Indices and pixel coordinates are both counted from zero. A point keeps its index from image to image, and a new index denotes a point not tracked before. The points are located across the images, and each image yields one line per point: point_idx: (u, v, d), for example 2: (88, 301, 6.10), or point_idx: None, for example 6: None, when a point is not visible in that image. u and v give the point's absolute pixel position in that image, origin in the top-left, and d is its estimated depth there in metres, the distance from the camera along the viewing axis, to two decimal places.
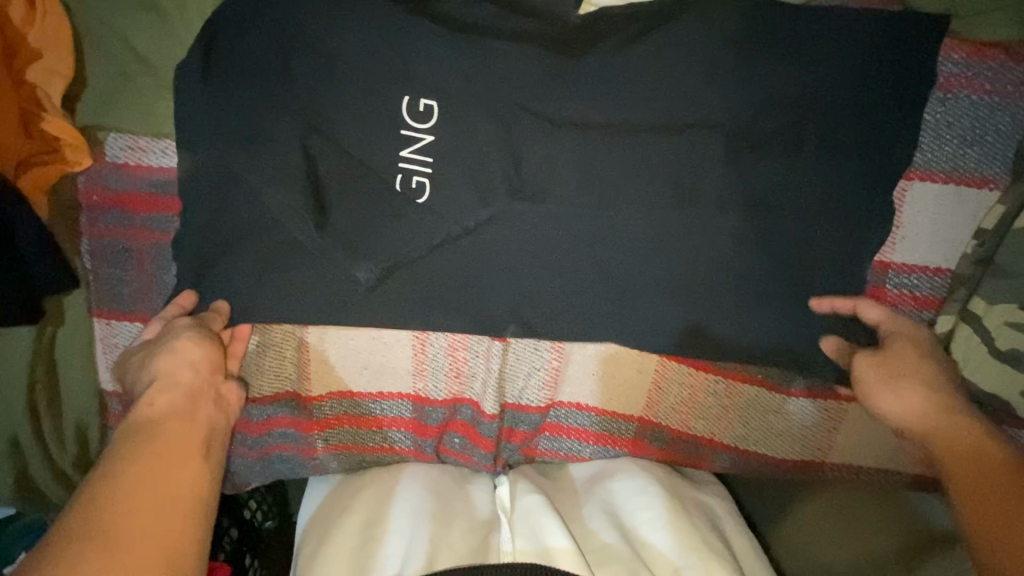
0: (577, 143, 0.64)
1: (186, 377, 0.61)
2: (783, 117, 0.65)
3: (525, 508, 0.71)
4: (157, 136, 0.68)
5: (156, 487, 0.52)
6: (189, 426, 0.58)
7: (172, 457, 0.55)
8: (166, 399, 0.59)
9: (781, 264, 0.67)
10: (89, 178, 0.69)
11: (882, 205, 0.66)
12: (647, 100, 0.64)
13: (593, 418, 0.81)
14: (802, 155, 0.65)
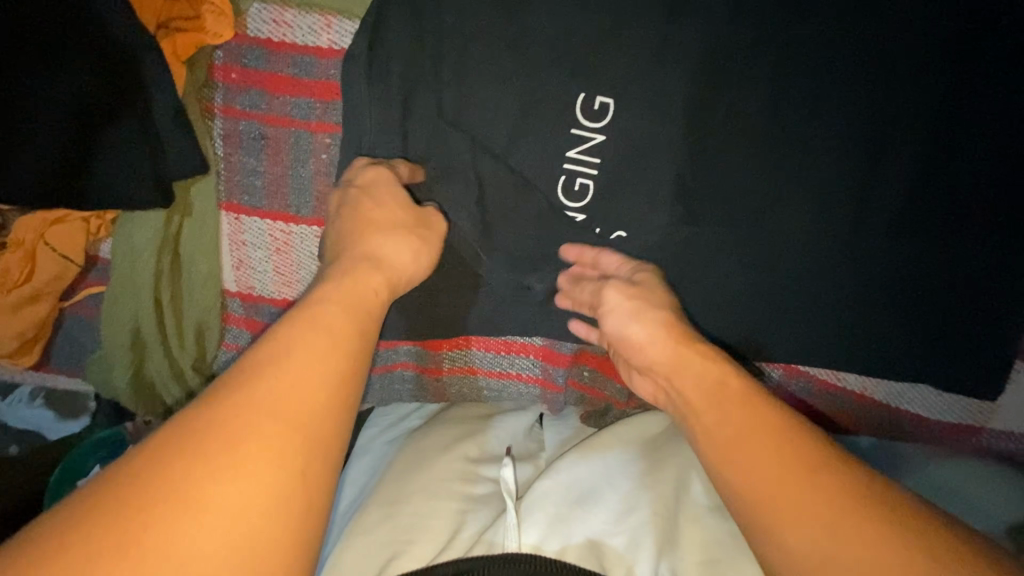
0: (761, 75, 0.63)
1: (400, 259, 0.57)
2: (981, 69, 0.61)
3: (539, 495, 0.61)
4: (306, 9, 0.61)
5: (323, 346, 0.42)
6: (383, 299, 0.52)
7: (348, 322, 0.45)
8: (380, 274, 0.53)
9: (965, 197, 0.64)
10: (227, 53, 0.62)
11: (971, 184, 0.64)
12: (837, 33, 0.61)
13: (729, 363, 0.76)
14: (987, 112, 0.62)
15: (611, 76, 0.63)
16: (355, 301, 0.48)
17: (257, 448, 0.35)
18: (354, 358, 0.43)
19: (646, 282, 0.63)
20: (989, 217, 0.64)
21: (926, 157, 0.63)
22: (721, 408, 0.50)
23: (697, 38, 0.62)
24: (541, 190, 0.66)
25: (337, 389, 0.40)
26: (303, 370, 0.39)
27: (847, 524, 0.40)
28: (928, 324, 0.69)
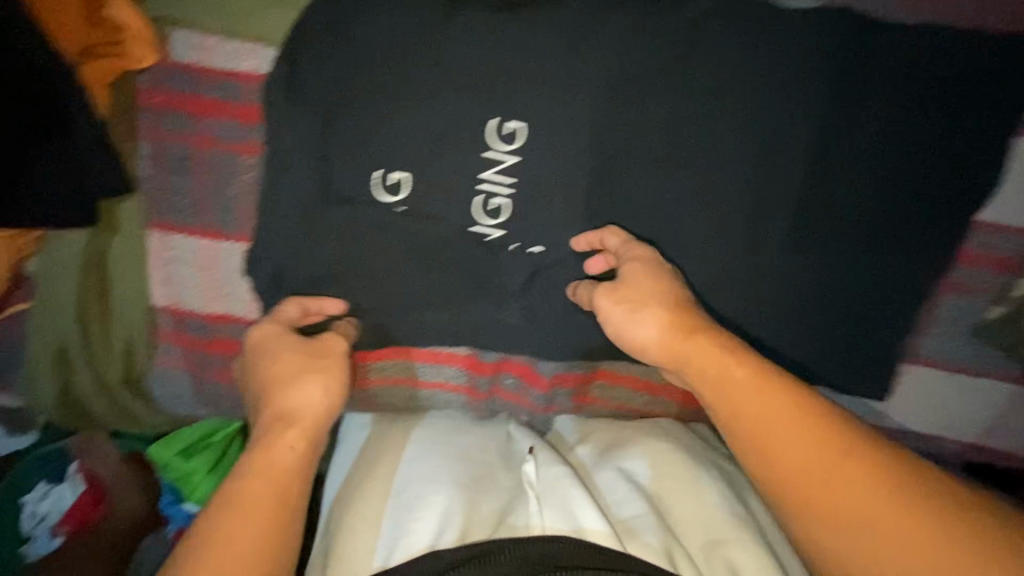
0: (658, 106, 0.68)
1: (314, 400, 0.58)
2: (858, 99, 0.67)
3: (552, 478, 0.63)
4: (228, 37, 0.64)
5: (233, 566, 0.47)
6: (302, 452, 0.55)
7: (273, 497, 0.52)
8: (293, 429, 0.56)
9: (849, 212, 0.69)
10: (152, 78, 0.65)
11: (912, 204, 0.68)
12: (727, 66, 0.67)
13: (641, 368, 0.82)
14: (865, 138, 0.67)
15: (521, 102, 0.67)
16: (275, 471, 0.53)
17: None
18: (280, 537, 0.50)
19: (633, 273, 0.63)
20: (874, 232, 0.70)
21: (813, 175, 0.69)
22: (751, 404, 0.54)
23: (601, 67, 0.67)
24: (459, 210, 0.70)
25: (263, 574, 0.48)
26: (228, 572, 0.46)
27: (883, 516, 0.47)
28: (824, 330, 0.74)
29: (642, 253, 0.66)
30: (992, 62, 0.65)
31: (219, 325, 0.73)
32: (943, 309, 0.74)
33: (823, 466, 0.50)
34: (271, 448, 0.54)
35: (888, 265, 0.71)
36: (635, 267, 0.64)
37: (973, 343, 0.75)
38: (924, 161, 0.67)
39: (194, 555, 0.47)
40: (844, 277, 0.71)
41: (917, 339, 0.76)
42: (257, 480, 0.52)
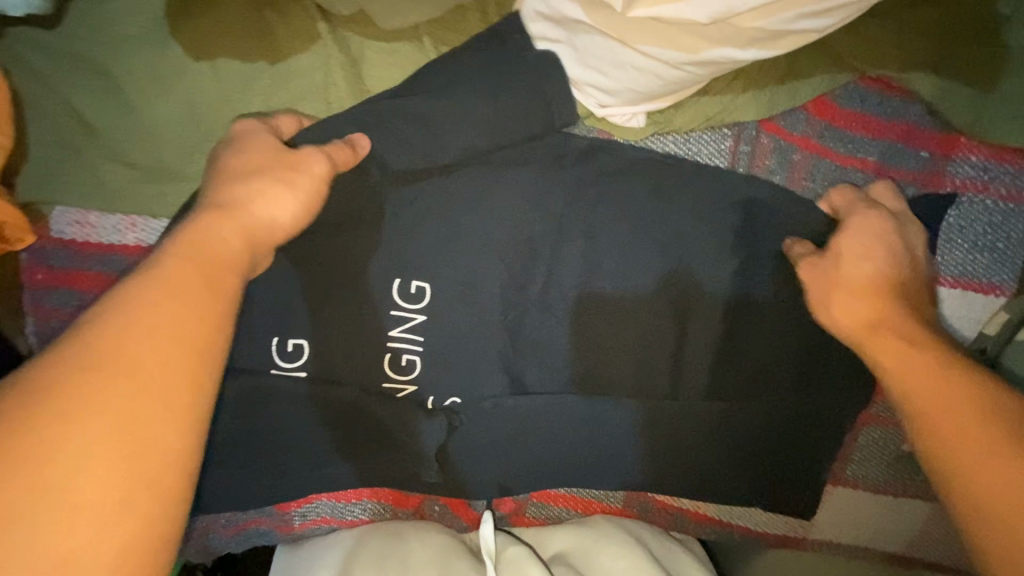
0: (574, 258, 0.65)
1: (267, 222, 0.51)
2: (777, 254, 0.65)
3: (512, 556, 0.72)
4: (109, 210, 0.61)
5: (149, 388, 0.37)
6: (241, 249, 0.48)
7: (198, 281, 0.43)
8: (235, 224, 0.49)
9: (760, 362, 0.68)
10: (32, 255, 0.62)
11: (831, 359, 0.68)
12: (639, 218, 0.64)
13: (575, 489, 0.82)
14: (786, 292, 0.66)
15: (424, 263, 0.64)
16: (212, 255, 0.45)
17: (93, 418, 0.35)
18: (212, 348, 0.41)
19: (851, 244, 0.60)
20: (786, 380, 0.68)
21: (732, 319, 0.66)
22: (891, 356, 0.54)
23: (508, 226, 0.64)
24: (370, 374, 0.66)
25: (187, 388, 0.39)
26: (149, 365, 0.38)
27: (969, 425, 0.46)
28: (743, 467, 0.73)
29: (875, 217, 0.60)
30: (912, 175, 0.63)
31: None
32: (863, 438, 0.75)
33: (940, 404, 0.49)
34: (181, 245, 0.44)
35: (816, 409, 0.70)
36: (845, 249, 0.60)
37: (896, 466, 0.76)
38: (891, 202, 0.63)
39: (108, 314, 0.40)
40: (774, 423, 0.70)
41: (841, 464, 0.77)
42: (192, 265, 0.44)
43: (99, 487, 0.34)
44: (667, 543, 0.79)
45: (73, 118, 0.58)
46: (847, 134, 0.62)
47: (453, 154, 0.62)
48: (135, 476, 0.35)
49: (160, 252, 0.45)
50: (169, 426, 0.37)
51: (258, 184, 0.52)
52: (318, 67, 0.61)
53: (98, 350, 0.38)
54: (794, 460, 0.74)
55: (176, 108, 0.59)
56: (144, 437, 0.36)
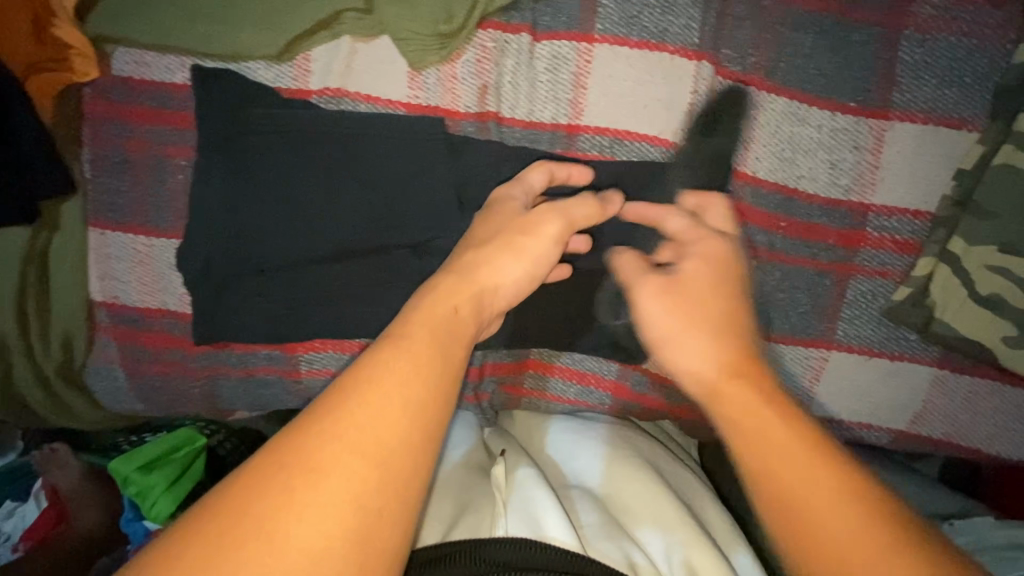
0: (570, 101, 0.73)
1: (504, 281, 0.58)
2: (755, 96, 0.71)
3: (520, 481, 0.66)
4: (162, 51, 0.71)
5: (365, 437, 0.42)
6: (470, 313, 0.53)
7: (432, 341, 0.48)
8: (498, 263, 0.58)
9: (736, 197, 0.73)
10: (94, 90, 0.72)
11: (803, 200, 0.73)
12: (626, 64, 0.71)
13: (792, 348, 0.77)
14: (765, 130, 0.71)
15: (431, 106, 0.73)
16: (445, 320, 0.51)
17: (333, 476, 0.40)
18: (451, 368, 0.48)
19: (693, 271, 0.62)
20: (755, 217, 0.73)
21: (710, 161, 0.73)
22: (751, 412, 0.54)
23: (505, 76, 0.72)
24: (376, 208, 0.73)
25: (412, 427, 0.43)
26: (387, 400, 0.43)
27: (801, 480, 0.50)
28: None
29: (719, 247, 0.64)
30: (878, 17, 0.68)
31: (153, 318, 0.76)
32: (851, 292, 0.75)
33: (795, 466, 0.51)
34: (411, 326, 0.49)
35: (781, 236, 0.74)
36: (658, 276, 0.63)
37: (886, 326, 0.75)
38: (857, 43, 0.69)
39: (359, 382, 0.44)
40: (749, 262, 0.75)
41: (830, 325, 0.76)
42: (418, 336, 0.48)
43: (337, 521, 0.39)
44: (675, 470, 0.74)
45: None
46: None
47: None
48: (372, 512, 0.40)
49: (405, 317, 0.51)
50: (386, 482, 0.41)
51: (538, 216, 0.61)
52: None
53: (335, 409, 0.43)
54: (782, 317, 0.77)
55: None
56: (384, 477, 0.41)
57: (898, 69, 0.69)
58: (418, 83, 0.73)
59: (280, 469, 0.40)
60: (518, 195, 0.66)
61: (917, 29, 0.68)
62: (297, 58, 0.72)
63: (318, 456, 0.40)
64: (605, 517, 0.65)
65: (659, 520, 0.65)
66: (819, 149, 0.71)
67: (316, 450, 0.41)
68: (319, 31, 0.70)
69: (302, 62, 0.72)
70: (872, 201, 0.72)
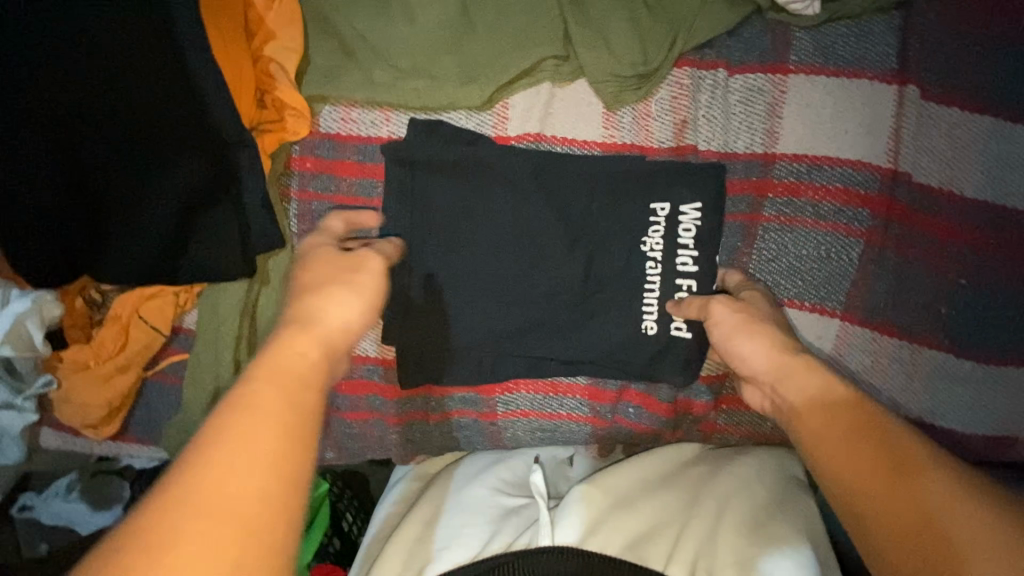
0: (766, 130, 0.73)
1: (342, 316, 0.56)
2: (958, 115, 0.71)
3: (571, 498, 0.68)
4: (369, 108, 0.74)
5: (250, 487, 0.40)
6: (316, 354, 0.51)
7: (281, 389, 0.46)
8: (339, 296, 0.56)
9: (942, 216, 0.72)
10: (303, 147, 0.75)
11: (1014, 216, 0.71)
12: (821, 92, 0.72)
13: (1000, 367, 0.75)
14: (968, 148, 0.71)
15: (626, 144, 0.75)
16: (293, 368, 0.48)
17: (204, 532, 0.37)
18: (312, 408, 0.46)
19: (752, 298, 0.70)
20: (966, 236, 0.72)
21: (914, 181, 0.72)
22: (817, 412, 0.56)
23: (699, 110, 0.74)
24: (578, 246, 0.74)
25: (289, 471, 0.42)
26: (260, 449, 0.42)
27: (871, 456, 0.51)
28: (923, 338, 0.75)
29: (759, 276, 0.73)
30: None
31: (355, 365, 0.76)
32: None
33: (852, 453, 0.52)
34: (250, 385, 0.45)
35: (928, 245, 0.73)
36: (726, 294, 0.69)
37: None
38: None
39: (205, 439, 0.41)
40: (962, 282, 0.73)
41: None
42: (261, 386, 0.45)
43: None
44: (785, 496, 0.68)
45: (336, 39, 0.73)
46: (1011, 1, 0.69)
47: (656, 42, 0.72)
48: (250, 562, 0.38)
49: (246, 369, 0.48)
50: (272, 530, 0.39)
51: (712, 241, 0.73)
52: None
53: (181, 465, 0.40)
54: (996, 337, 0.74)
55: (430, 15, 0.71)
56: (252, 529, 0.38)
57: None
58: (613, 123, 0.74)
59: (133, 543, 0.36)
60: (329, 245, 0.64)
61: None
62: (496, 106, 0.74)
63: (201, 512, 0.38)
64: (654, 531, 0.66)
65: (733, 540, 0.63)
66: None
67: (145, 531, 0.37)
68: (520, 79, 0.73)
69: (501, 110, 0.74)
70: None
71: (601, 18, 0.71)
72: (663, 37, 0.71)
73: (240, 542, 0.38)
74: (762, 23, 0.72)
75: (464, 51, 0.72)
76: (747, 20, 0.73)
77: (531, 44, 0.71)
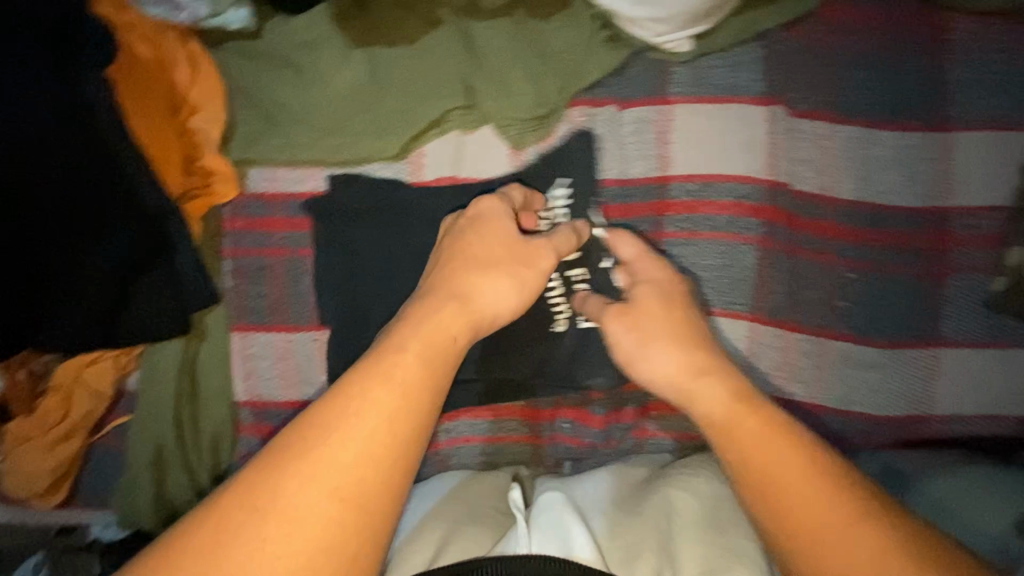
0: (657, 156, 0.81)
1: (490, 298, 0.63)
2: (824, 128, 0.79)
3: (546, 502, 0.67)
4: (292, 166, 0.80)
5: (369, 451, 0.49)
6: (460, 335, 0.59)
7: (419, 366, 0.54)
8: (486, 278, 0.64)
9: (823, 218, 0.79)
10: (232, 208, 0.80)
11: (886, 213, 0.79)
12: (701, 118, 0.80)
13: (897, 351, 0.81)
14: (837, 156, 0.79)
15: None
16: (435, 346, 0.57)
17: (323, 482, 0.48)
18: (438, 390, 0.55)
19: (644, 297, 0.73)
20: (848, 234, 0.79)
21: (794, 189, 0.79)
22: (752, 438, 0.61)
23: (595, 143, 0.81)
24: None
25: (401, 448, 0.51)
26: (385, 420, 0.51)
27: (805, 486, 0.57)
28: (824, 330, 0.81)
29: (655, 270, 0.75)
30: (915, 49, 0.78)
31: (296, 411, 0.79)
32: (952, 288, 0.79)
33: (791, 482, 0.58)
34: (405, 352, 0.55)
35: (816, 245, 0.80)
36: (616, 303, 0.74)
37: (990, 317, 0.79)
38: (904, 70, 0.77)
39: (347, 402, 0.51)
40: (850, 275, 0.80)
41: (936, 323, 0.80)
42: (407, 361, 0.54)
43: (321, 519, 0.47)
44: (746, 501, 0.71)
45: (257, 108, 0.79)
46: (854, 27, 0.78)
47: (549, 86, 0.79)
48: (354, 514, 0.48)
49: (398, 331, 0.57)
50: (377, 493, 0.49)
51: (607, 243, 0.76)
52: (440, 37, 0.79)
53: (333, 416, 0.50)
54: (889, 322, 0.80)
55: (342, 80, 0.79)
56: (359, 490, 0.48)
57: (943, 88, 0.77)
58: (519, 161, 0.81)
59: (261, 480, 0.48)
60: (508, 216, 0.69)
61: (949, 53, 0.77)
62: (411, 154, 0.81)
63: (323, 462, 0.48)
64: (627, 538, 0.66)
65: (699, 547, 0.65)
66: (893, 166, 0.78)
67: (274, 472, 0.48)
68: (428, 129, 0.80)
69: (416, 157, 0.81)
70: (954, 202, 0.78)
71: (498, 70, 0.79)
72: (554, 81, 0.79)
73: (349, 498, 0.48)
74: (642, 62, 0.81)
75: (376, 109, 0.79)
76: (628, 61, 0.81)
77: (436, 97, 0.79)
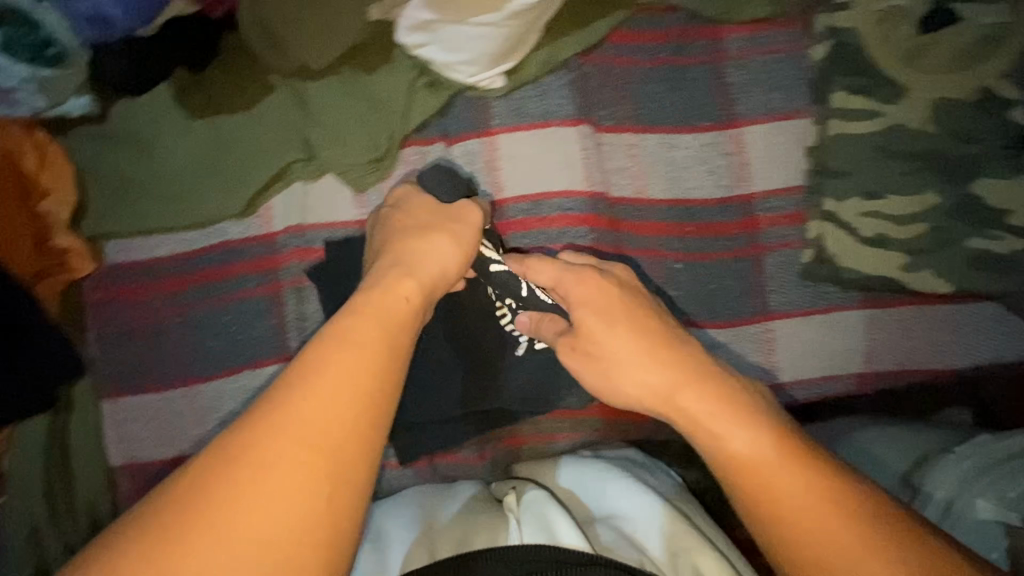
0: (488, 182, 0.88)
1: (434, 263, 0.71)
2: (631, 139, 0.87)
3: (532, 501, 0.70)
4: (147, 235, 0.85)
5: (341, 398, 0.51)
6: (415, 299, 0.65)
7: (380, 322, 0.59)
8: (435, 241, 0.73)
9: (644, 218, 0.87)
10: (94, 280, 0.85)
11: (698, 206, 0.87)
12: (520, 144, 0.88)
13: (735, 331, 0.87)
14: (647, 162, 0.87)
15: None
16: (393, 308, 0.62)
17: (292, 436, 0.49)
18: (400, 343, 0.59)
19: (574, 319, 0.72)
20: (669, 230, 0.87)
21: (614, 196, 0.87)
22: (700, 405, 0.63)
23: None
24: None
25: (375, 393, 0.53)
26: (352, 368, 0.53)
27: (759, 452, 0.58)
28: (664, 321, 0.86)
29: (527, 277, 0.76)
30: (697, 61, 0.87)
31: (172, 467, 0.82)
32: (770, 265, 0.87)
33: (772, 474, 0.57)
34: (360, 315, 0.59)
35: (642, 243, 0.87)
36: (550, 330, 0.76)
37: (809, 287, 0.87)
38: (690, 80, 0.87)
39: (311, 361, 0.53)
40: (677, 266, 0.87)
41: (763, 298, 0.87)
42: (364, 321, 0.58)
43: (294, 473, 0.47)
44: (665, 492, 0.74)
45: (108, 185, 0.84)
46: (642, 49, 0.88)
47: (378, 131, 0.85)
48: (334, 460, 0.49)
49: (357, 300, 0.62)
50: (355, 441, 0.50)
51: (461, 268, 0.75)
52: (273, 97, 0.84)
53: (300, 374, 0.52)
54: (722, 304, 0.87)
55: (185, 149, 0.84)
56: (328, 442, 0.49)
57: (727, 91, 0.87)
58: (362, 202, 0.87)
59: (216, 452, 0.49)
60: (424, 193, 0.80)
61: (727, 61, 0.87)
62: (259, 210, 0.87)
63: (286, 418, 0.49)
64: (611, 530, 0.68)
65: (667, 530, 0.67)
66: (696, 165, 0.87)
67: (239, 439, 0.49)
68: (272, 185, 0.86)
69: (265, 212, 0.87)
70: (755, 190, 0.86)
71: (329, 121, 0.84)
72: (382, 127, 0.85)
73: (325, 447, 0.49)
74: (461, 100, 0.88)
75: (220, 172, 0.84)
76: (449, 101, 0.88)
77: (275, 154, 0.84)
